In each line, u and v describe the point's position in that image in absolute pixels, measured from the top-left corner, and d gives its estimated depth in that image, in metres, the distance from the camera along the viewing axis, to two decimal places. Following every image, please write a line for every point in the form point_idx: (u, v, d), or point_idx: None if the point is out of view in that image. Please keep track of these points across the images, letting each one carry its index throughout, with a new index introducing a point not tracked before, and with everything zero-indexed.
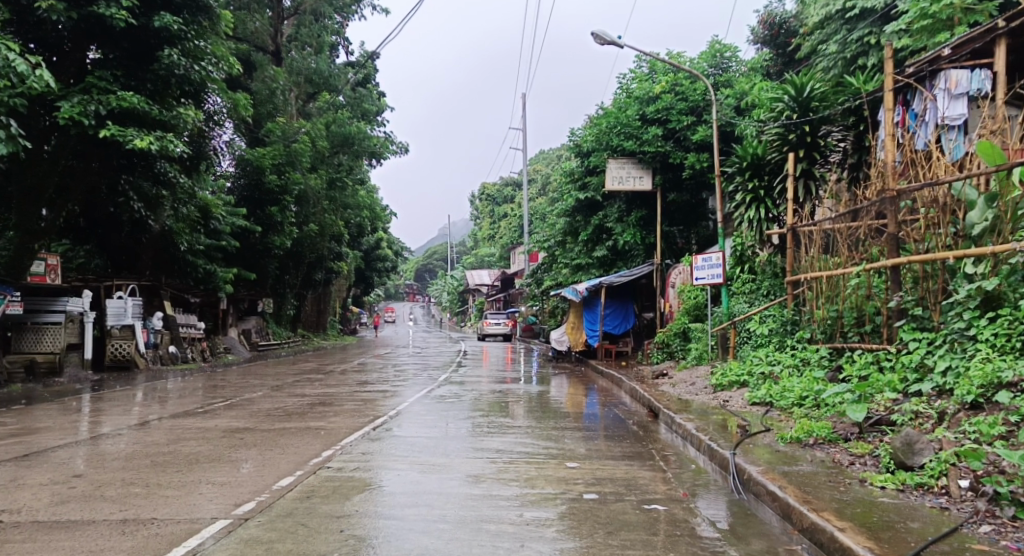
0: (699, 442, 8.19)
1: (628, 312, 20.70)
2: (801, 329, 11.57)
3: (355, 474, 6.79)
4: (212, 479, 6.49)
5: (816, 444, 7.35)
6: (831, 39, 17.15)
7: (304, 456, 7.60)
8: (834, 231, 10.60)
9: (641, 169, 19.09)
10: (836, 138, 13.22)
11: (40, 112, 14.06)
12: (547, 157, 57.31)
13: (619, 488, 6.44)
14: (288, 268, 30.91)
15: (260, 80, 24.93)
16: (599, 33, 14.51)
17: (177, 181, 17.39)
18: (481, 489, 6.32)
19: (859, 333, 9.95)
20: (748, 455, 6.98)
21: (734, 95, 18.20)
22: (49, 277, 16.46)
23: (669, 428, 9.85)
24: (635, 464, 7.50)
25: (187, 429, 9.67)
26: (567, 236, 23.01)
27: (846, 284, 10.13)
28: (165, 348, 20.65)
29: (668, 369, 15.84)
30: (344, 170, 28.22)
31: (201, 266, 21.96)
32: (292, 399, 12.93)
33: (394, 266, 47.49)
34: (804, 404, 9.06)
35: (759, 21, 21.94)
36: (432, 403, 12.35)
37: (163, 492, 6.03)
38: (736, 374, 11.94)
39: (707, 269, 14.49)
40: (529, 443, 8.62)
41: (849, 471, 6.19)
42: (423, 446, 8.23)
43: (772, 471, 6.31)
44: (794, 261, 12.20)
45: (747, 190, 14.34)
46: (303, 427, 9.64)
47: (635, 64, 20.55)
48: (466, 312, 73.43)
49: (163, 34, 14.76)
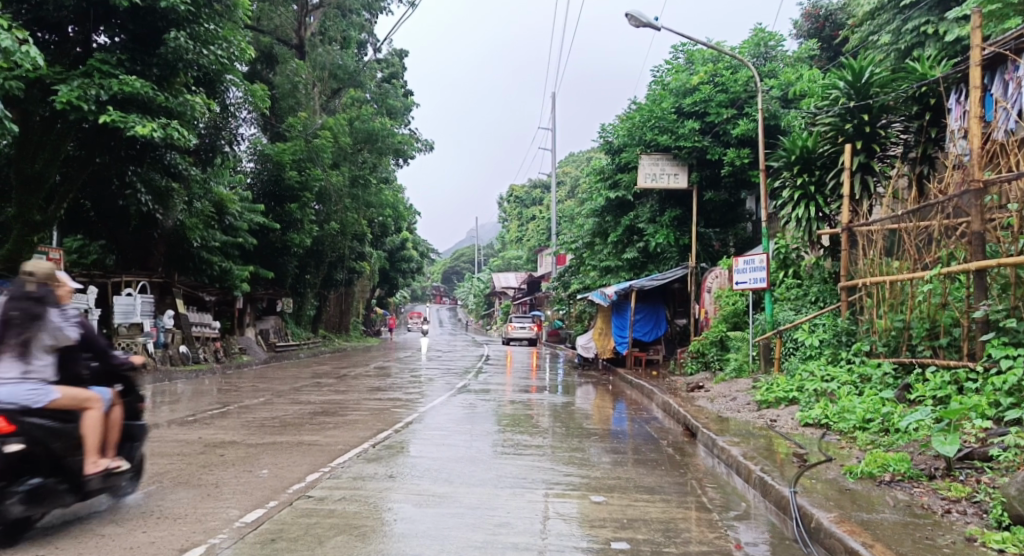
0: (748, 472, 6.99)
1: (660, 317, 19.46)
2: (858, 340, 10.38)
3: (339, 506, 5.69)
4: (167, 511, 5.43)
5: (894, 481, 6.11)
6: (883, 30, 15.82)
7: (284, 480, 6.49)
8: (899, 230, 9.36)
9: (676, 165, 17.75)
10: (897, 129, 11.98)
11: (36, 96, 13.05)
12: (576, 160, 56.18)
13: (656, 535, 5.28)
14: (308, 266, 30.01)
15: (283, 74, 23.96)
16: (635, 14, 13.34)
17: (189, 173, 16.37)
18: (486, 533, 5.19)
19: (931, 346, 8.77)
20: (812, 495, 5.76)
21: (779, 86, 16.93)
22: (50, 271, 15.56)
23: (710, 450, 8.67)
24: (676, 498, 6.33)
25: (170, 441, 8.62)
26: (595, 237, 21.78)
27: (915, 291, 8.94)
28: (175, 348, 19.60)
29: (705, 381, 14.55)
30: (368, 167, 27.25)
31: (216, 264, 20.89)
32: (296, 409, 11.92)
33: (419, 268, 46.59)
34: (872, 429, 7.92)
35: (802, 14, 20.80)
36: (446, 415, 11.25)
37: (98, 529, 5.02)
38: (784, 389, 10.69)
39: (750, 273, 13.20)
40: (550, 468, 7.46)
41: (947, 523, 4.96)
42: (429, 469, 7.15)
43: (849, 520, 5.11)
44: (850, 263, 10.99)
45: (795, 186, 13.10)
46: (297, 441, 8.57)
47: (671, 55, 19.34)
48: (492, 315, 72.44)
49: (170, 16, 13.69)
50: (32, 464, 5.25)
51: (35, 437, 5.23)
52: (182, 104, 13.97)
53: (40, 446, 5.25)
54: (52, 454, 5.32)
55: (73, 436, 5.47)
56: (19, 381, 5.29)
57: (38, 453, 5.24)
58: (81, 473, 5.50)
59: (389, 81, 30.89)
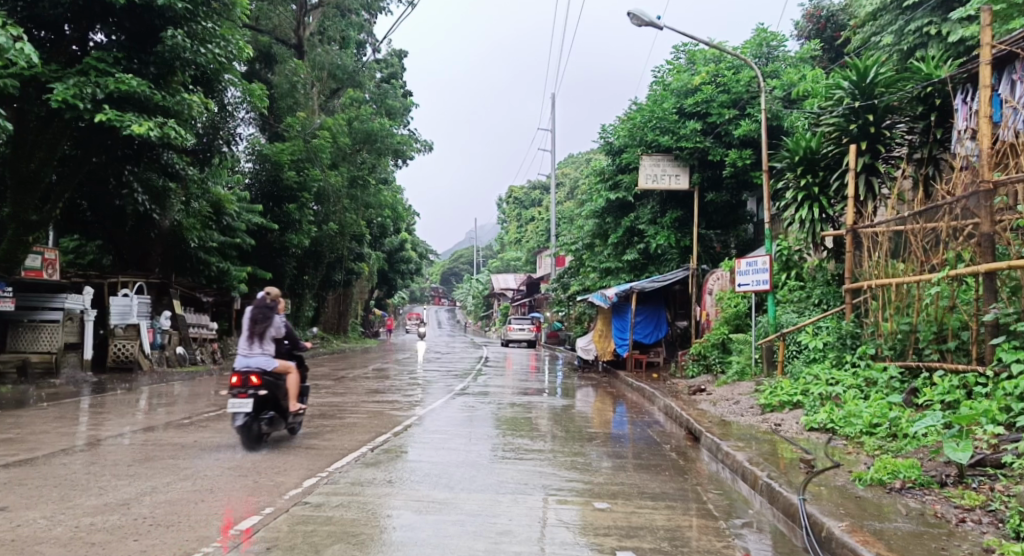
0: (755, 478, 6.85)
1: (660, 319, 19.32)
2: (863, 343, 10.25)
3: (336, 512, 5.54)
4: (159, 518, 5.28)
5: (905, 488, 5.96)
6: (886, 31, 15.62)
7: (280, 485, 6.34)
8: (905, 231, 9.21)
9: (678, 166, 17.73)
10: (902, 130, 11.85)
11: (31, 95, 12.90)
12: (575, 161, 56.08)
13: (662, 544, 5.14)
14: (306, 267, 29.86)
15: (282, 73, 23.80)
16: (637, 13, 13.20)
17: (186, 173, 16.21)
18: (488, 542, 5.04)
19: (939, 350, 8.64)
20: (822, 503, 5.62)
21: (782, 86, 16.80)
22: (45, 271, 15.38)
23: (714, 455, 8.53)
24: (682, 505, 6.19)
25: (165, 445, 8.47)
26: (595, 238, 21.63)
27: (922, 294, 8.81)
28: (172, 349, 19.44)
29: (707, 384, 14.40)
30: (366, 168, 27.12)
31: (214, 265, 20.72)
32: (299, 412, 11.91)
33: (418, 269, 46.44)
34: (879, 435, 7.79)
35: (803, 15, 20.68)
36: (445, 417, 11.11)
37: (88, 537, 4.86)
38: (788, 393, 10.55)
39: (752, 274, 13.05)
40: (551, 473, 7.31)
41: (963, 534, 4.84)
42: (429, 474, 7.00)
43: (861, 529, 4.98)
44: (855, 265, 10.86)
45: (798, 187, 12.96)
46: (294, 445, 8.42)
47: (673, 56, 19.21)
48: (491, 317, 72.30)
49: (167, 14, 13.54)
50: (267, 406, 8.33)
51: (270, 388, 8.29)
52: (179, 103, 13.80)
53: (272, 395, 8.31)
54: (275, 398, 8.40)
55: (284, 389, 8.51)
56: (260, 354, 8.33)
57: (271, 398, 8.32)
58: (288, 411, 8.61)
59: (388, 82, 30.77)
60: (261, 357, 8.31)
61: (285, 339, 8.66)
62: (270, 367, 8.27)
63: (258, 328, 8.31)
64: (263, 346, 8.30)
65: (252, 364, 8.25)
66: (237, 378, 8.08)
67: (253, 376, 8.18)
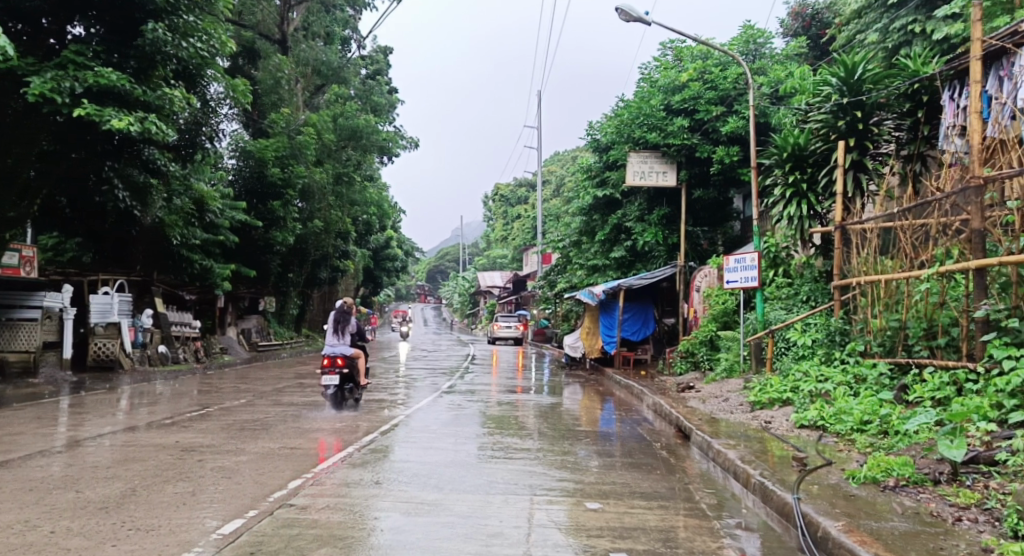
0: (747, 477, 6.78)
1: (648, 317, 19.27)
2: (851, 340, 10.22)
3: (323, 515, 5.42)
4: (140, 522, 5.14)
5: (898, 486, 5.91)
6: (870, 29, 15.61)
7: (265, 487, 6.20)
8: (894, 228, 9.17)
9: (665, 163, 17.38)
10: (889, 127, 11.82)
11: (9, 89, 12.67)
12: (561, 159, 56.07)
13: (655, 545, 5.06)
14: (291, 265, 29.63)
15: (266, 69, 23.57)
16: (625, 9, 13.11)
17: (168, 169, 15.98)
18: (479, 544, 4.94)
19: (929, 346, 8.61)
20: (817, 502, 5.55)
21: (769, 82, 16.75)
22: (23, 268, 15.07)
23: (704, 453, 8.46)
24: (675, 505, 6.11)
25: (147, 445, 8.31)
26: (583, 235, 21.56)
27: (912, 290, 8.78)
28: (154, 348, 19.21)
29: (695, 381, 14.36)
30: (352, 164, 26.94)
31: (197, 262, 20.49)
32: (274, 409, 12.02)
33: (404, 267, 46.26)
34: (870, 432, 7.75)
35: (789, 13, 20.69)
36: (432, 416, 10.98)
37: (64, 543, 4.72)
38: (778, 390, 10.51)
39: (741, 271, 12.99)
40: (541, 472, 7.22)
41: (961, 534, 4.81)
42: (417, 474, 6.88)
43: (859, 529, 4.94)
44: (843, 262, 10.82)
45: (787, 184, 12.92)
46: (279, 445, 8.28)
47: (660, 53, 19.17)
48: (477, 314, 72.20)
49: (148, 7, 13.34)
50: (347, 380, 11.85)
51: (351, 366, 11.86)
52: (160, 97, 13.58)
53: (352, 372, 11.85)
54: (352, 375, 11.92)
55: (357, 368, 12.04)
56: (341, 344, 11.86)
57: (351, 374, 11.86)
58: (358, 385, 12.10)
59: (373, 78, 30.60)
60: (341, 346, 11.81)
61: (356, 334, 12.27)
62: (349, 352, 11.75)
63: (339, 325, 11.92)
64: (344, 337, 11.82)
65: (336, 351, 11.75)
66: (327, 359, 11.65)
67: (339, 358, 11.75)
